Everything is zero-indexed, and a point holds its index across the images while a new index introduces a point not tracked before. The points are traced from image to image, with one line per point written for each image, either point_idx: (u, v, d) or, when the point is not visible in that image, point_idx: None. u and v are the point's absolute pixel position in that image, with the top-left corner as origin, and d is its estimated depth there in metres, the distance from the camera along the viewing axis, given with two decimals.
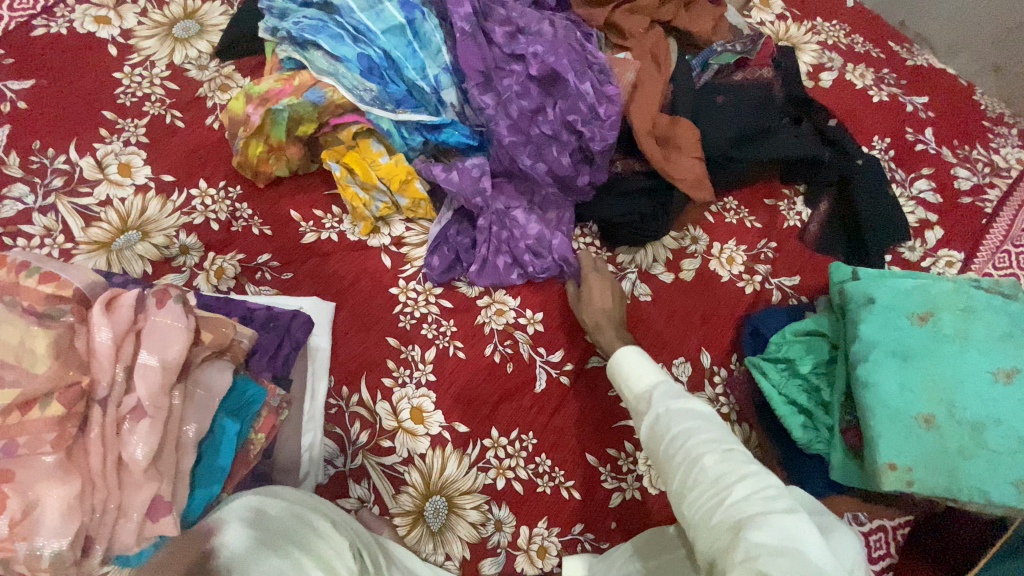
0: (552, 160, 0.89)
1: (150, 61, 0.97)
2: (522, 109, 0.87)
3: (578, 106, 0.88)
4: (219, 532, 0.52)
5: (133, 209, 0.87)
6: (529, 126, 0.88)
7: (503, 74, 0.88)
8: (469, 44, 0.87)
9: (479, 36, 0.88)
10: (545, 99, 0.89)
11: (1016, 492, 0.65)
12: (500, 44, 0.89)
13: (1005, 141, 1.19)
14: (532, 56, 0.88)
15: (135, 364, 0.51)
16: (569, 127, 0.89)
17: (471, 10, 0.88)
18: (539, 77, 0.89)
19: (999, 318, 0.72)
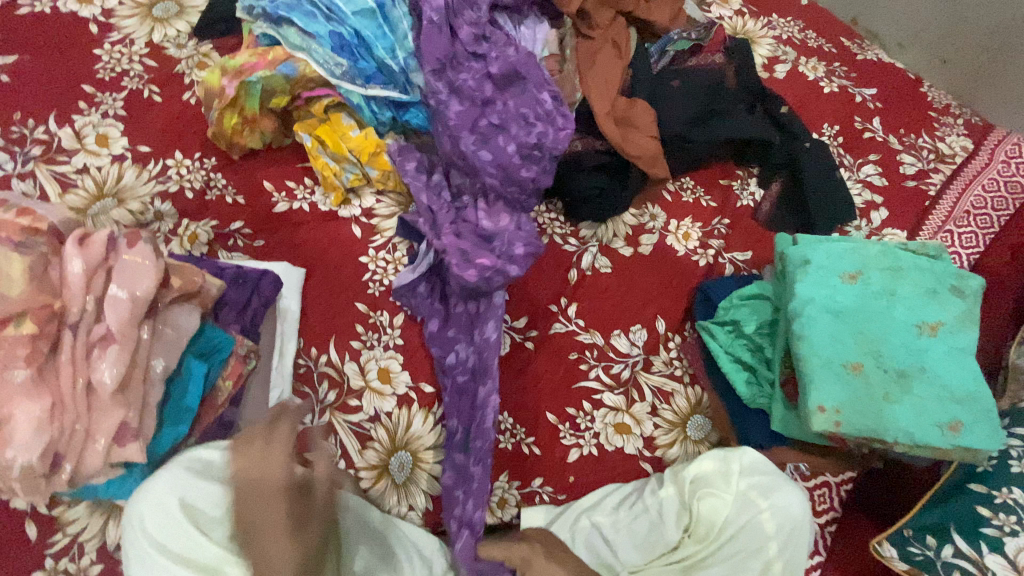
0: (501, 153, 0.90)
1: (130, 39, 1.01)
2: (472, 102, 0.91)
3: (531, 108, 0.93)
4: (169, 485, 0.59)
5: (109, 177, 0.90)
6: (483, 125, 0.91)
7: (460, 70, 0.92)
8: (434, 34, 0.91)
9: (444, 29, 0.92)
10: (500, 101, 0.93)
11: (940, 434, 0.70)
12: (464, 41, 0.93)
13: (949, 130, 1.26)
14: (490, 61, 0.93)
15: (106, 296, 0.55)
16: (522, 126, 0.91)
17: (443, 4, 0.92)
18: (496, 78, 0.93)
19: (924, 277, 0.78)
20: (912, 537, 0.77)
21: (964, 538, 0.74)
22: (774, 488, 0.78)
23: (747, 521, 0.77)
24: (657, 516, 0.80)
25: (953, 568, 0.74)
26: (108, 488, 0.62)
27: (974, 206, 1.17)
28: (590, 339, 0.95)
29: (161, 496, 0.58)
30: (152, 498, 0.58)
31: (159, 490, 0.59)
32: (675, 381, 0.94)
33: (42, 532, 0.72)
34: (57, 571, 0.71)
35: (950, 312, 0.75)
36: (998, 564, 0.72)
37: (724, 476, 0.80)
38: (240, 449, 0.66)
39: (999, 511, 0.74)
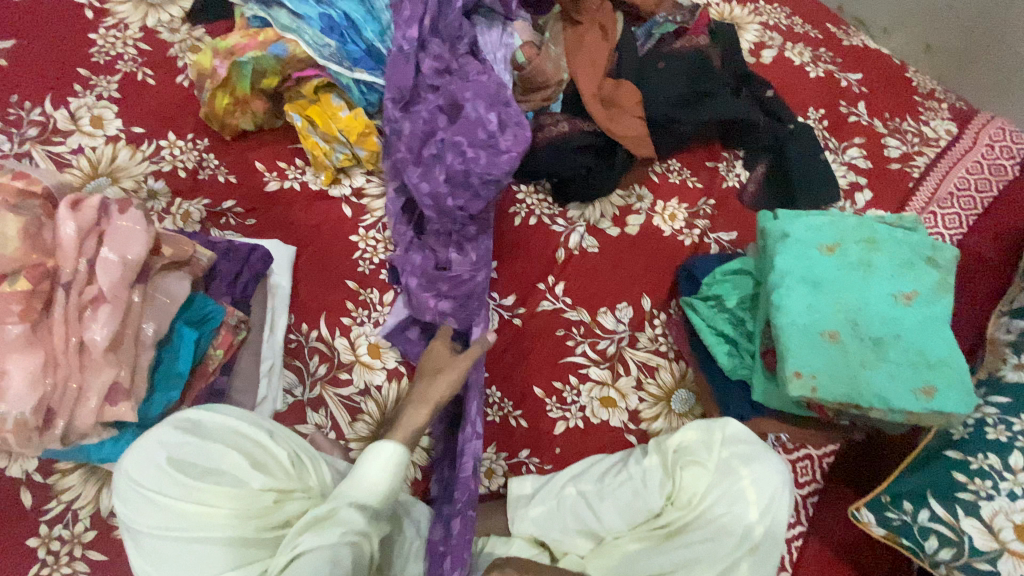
0: (437, 186, 0.87)
1: (124, 24, 1.02)
2: (418, 135, 0.90)
3: (474, 135, 0.89)
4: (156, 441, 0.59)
5: (103, 157, 0.91)
6: (433, 156, 0.89)
7: (418, 102, 0.92)
8: (400, 64, 0.90)
9: (410, 59, 0.91)
10: (452, 132, 0.90)
11: (914, 399, 0.72)
12: (427, 75, 0.92)
13: (934, 114, 1.28)
14: (445, 92, 0.91)
15: (97, 259, 0.56)
16: (468, 159, 0.87)
17: (416, 35, 0.91)
18: (447, 109, 0.91)
19: (900, 249, 0.80)
20: (889, 504, 0.79)
21: (941, 503, 0.76)
22: (754, 457, 0.79)
23: (728, 487, 0.78)
24: (640, 484, 0.80)
25: (929, 532, 0.75)
26: (101, 449, 0.64)
27: (958, 188, 1.19)
28: (577, 317, 0.97)
29: (148, 451, 0.58)
30: (140, 452, 0.58)
31: (149, 443, 0.59)
32: (661, 356, 0.96)
33: (37, 500, 0.74)
34: (51, 537, 0.72)
35: (925, 282, 0.77)
36: (973, 527, 0.73)
37: (706, 445, 0.81)
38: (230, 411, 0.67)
39: (975, 476, 0.75)
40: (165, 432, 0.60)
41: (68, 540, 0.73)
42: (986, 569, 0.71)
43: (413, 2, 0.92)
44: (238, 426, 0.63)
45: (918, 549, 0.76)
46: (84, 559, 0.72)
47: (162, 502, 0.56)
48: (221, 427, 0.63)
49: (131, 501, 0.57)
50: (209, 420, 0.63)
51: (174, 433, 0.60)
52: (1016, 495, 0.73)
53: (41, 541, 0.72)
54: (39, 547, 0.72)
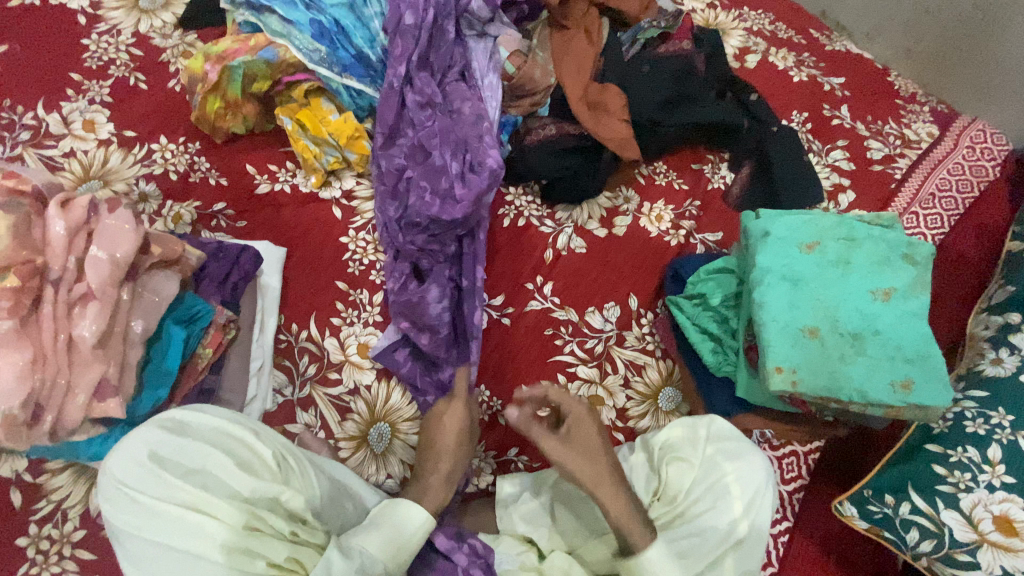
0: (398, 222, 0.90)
1: (117, 30, 1.04)
2: (395, 172, 0.92)
3: (439, 178, 0.90)
4: (139, 439, 0.60)
5: (95, 161, 0.93)
6: (407, 193, 0.91)
7: (400, 136, 0.94)
8: (384, 103, 0.92)
9: (392, 98, 0.92)
10: (426, 171, 0.91)
11: (892, 392, 0.74)
12: (410, 111, 0.93)
13: (916, 117, 1.30)
14: (421, 130, 0.93)
15: (86, 257, 0.58)
16: (442, 198, 0.89)
17: (402, 73, 0.93)
18: (422, 147, 0.92)
19: (879, 246, 0.81)
20: (872, 497, 0.80)
21: (922, 496, 0.77)
22: (740, 453, 0.78)
23: (712, 483, 0.77)
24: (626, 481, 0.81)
25: (911, 525, 0.76)
26: (89, 447, 0.64)
27: (939, 188, 1.21)
28: (565, 316, 0.98)
29: (132, 450, 0.59)
30: (125, 451, 0.60)
31: (135, 442, 0.60)
32: (648, 354, 0.97)
33: (27, 499, 0.74)
34: (40, 537, 0.73)
35: (902, 279, 0.79)
36: (953, 519, 0.74)
37: (691, 441, 0.81)
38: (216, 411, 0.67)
39: (955, 469, 0.77)
40: (151, 431, 0.61)
41: (57, 539, 0.73)
42: (966, 560, 0.73)
43: (404, 39, 0.93)
44: (223, 425, 0.64)
45: (900, 542, 0.77)
46: (73, 559, 0.72)
47: (145, 499, 0.57)
48: (207, 427, 0.64)
49: (118, 500, 0.58)
50: (195, 421, 0.64)
51: (159, 432, 0.61)
52: (995, 487, 0.74)
53: (31, 540, 0.72)
54: (28, 546, 0.72)
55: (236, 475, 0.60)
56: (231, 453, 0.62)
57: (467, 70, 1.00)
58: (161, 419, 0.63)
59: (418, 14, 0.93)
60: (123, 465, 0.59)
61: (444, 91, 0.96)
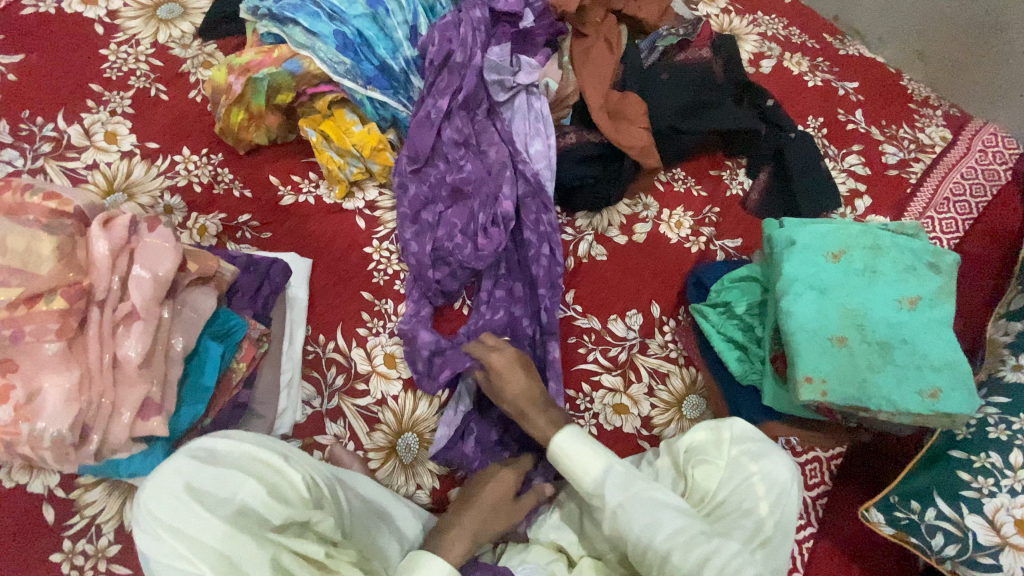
0: (424, 250, 0.90)
1: (135, 39, 1.03)
2: (427, 205, 0.93)
3: (472, 218, 0.93)
4: (172, 471, 0.60)
5: (119, 173, 0.92)
6: (437, 225, 0.92)
7: (434, 168, 0.95)
8: (421, 132, 0.93)
9: (430, 128, 0.94)
10: (463, 209, 0.93)
11: (920, 401, 0.74)
12: (447, 144, 0.95)
13: (929, 121, 1.30)
14: (451, 169, 0.95)
15: (129, 276, 0.58)
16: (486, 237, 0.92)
17: (446, 108, 0.95)
18: (455, 185, 0.94)
19: (904, 254, 0.82)
20: (897, 503, 0.80)
21: (946, 502, 0.77)
22: (763, 453, 0.77)
23: (738, 483, 0.75)
24: None
25: (936, 530, 0.76)
26: (130, 464, 0.64)
27: (953, 193, 1.21)
28: (588, 324, 0.98)
29: (164, 481, 0.59)
30: (157, 483, 0.59)
31: (168, 473, 0.60)
32: (670, 362, 0.97)
33: (61, 515, 0.74)
34: (75, 552, 0.73)
35: (927, 287, 0.80)
36: (977, 524, 0.75)
37: (715, 443, 0.79)
38: (246, 437, 0.68)
39: (978, 475, 0.77)
40: (182, 461, 0.61)
41: (92, 554, 0.73)
42: (989, 563, 0.73)
43: (450, 74, 0.95)
44: (253, 451, 0.65)
45: (925, 547, 0.77)
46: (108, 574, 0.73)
47: (178, 530, 0.57)
48: (237, 455, 0.65)
49: (152, 533, 0.58)
50: (224, 448, 0.64)
51: (192, 462, 0.61)
52: (1017, 491, 0.75)
53: (65, 556, 0.72)
54: (63, 562, 0.72)
55: (269, 502, 0.61)
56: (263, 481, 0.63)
57: (493, 107, 1.01)
58: (193, 448, 0.63)
59: (467, 53, 0.96)
60: (154, 499, 0.58)
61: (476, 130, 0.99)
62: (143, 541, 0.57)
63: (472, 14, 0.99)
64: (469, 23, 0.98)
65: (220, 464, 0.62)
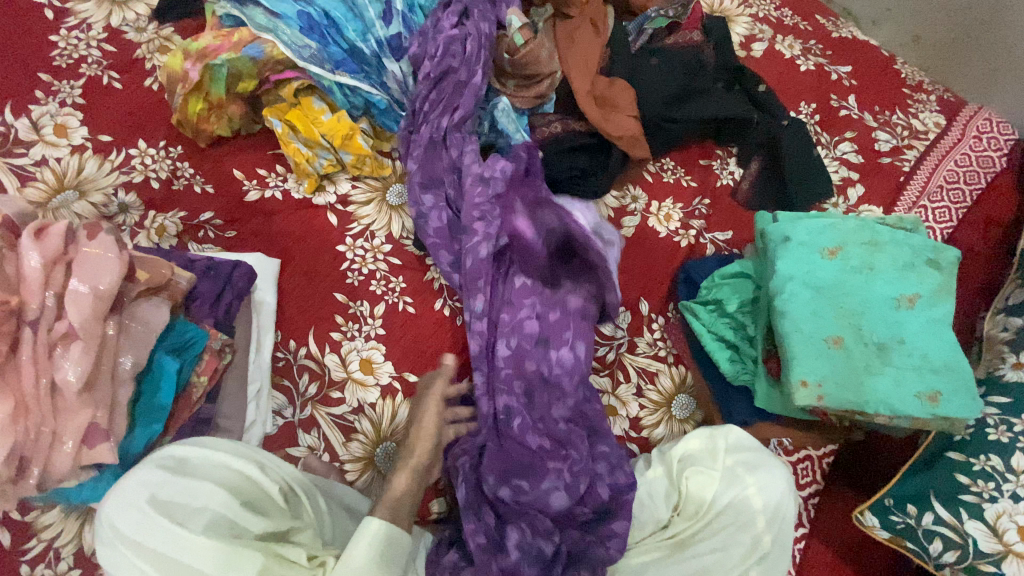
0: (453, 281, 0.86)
1: (87, 24, 0.95)
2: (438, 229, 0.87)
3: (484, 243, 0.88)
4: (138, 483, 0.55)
5: (69, 169, 0.86)
6: (461, 261, 0.86)
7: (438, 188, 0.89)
8: (426, 157, 0.89)
9: (435, 150, 0.89)
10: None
11: (919, 405, 0.72)
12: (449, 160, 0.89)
13: (923, 106, 1.26)
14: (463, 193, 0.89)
15: (65, 292, 0.53)
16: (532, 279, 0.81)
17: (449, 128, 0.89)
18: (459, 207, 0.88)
19: (902, 250, 0.79)
20: (893, 507, 0.78)
21: (944, 506, 0.75)
22: (760, 465, 0.73)
23: (733, 496, 0.73)
24: (646, 497, 0.75)
25: (934, 535, 0.75)
26: (80, 492, 0.60)
27: (947, 180, 1.18)
28: None
29: (128, 494, 0.54)
30: (120, 497, 0.54)
31: (132, 484, 0.55)
32: (660, 360, 0.93)
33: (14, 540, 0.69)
34: None
35: (927, 284, 0.77)
36: (977, 529, 0.73)
37: (711, 453, 0.75)
38: (216, 444, 0.63)
39: (978, 478, 0.75)
40: (148, 471, 0.56)
41: None
42: (991, 571, 0.71)
43: (448, 89, 0.89)
44: (228, 459, 0.60)
45: (922, 552, 0.75)
46: None
47: (149, 546, 0.53)
48: (208, 462, 0.60)
49: (118, 551, 0.54)
50: (193, 457, 0.59)
51: (158, 474, 0.56)
52: (1019, 496, 0.73)
53: None
54: None
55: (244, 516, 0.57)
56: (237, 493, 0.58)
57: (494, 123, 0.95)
58: (160, 456, 0.58)
59: (471, 71, 0.89)
60: (121, 516, 0.54)
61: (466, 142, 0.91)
62: (110, 557, 0.53)
63: (479, 26, 0.91)
64: (476, 39, 0.90)
65: (190, 474, 0.58)
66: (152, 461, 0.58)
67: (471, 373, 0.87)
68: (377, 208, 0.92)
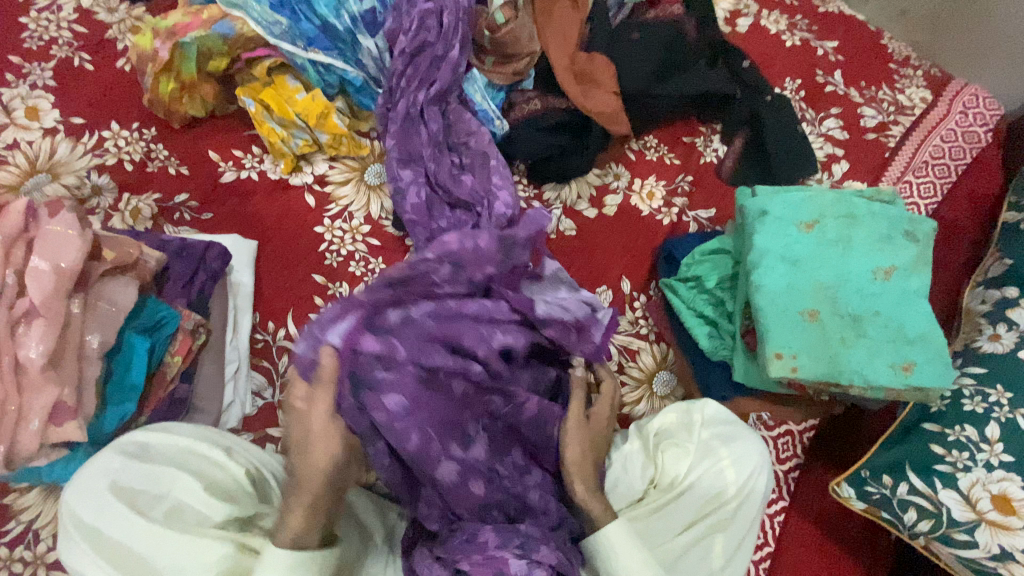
0: None
1: (56, 5, 0.94)
2: (417, 206, 0.86)
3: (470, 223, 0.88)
4: (98, 470, 0.55)
5: (41, 152, 0.84)
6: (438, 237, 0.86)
7: (414, 166, 0.88)
8: (407, 130, 0.88)
9: (416, 125, 0.89)
10: (464, 215, 0.89)
11: (893, 375, 0.72)
12: (435, 135, 0.89)
13: (910, 81, 1.25)
14: (442, 167, 0.89)
15: (27, 270, 0.53)
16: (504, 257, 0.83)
17: (429, 97, 0.90)
18: (441, 183, 0.88)
19: (878, 223, 0.79)
20: (869, 478, 0.78)
21: (919, 476, 0.76)
22: (734, 437, 0.74)
23: (707, 468, 0.72)
24: (621, 470, 0.76)
25: (909, 505, 0.76)
26: (54, 470, 0.60)
27: (932, 156, 1.16)
28: None
29: (89, 482, 0.54)
30: (82, 485, 0.54)
31: (94, 472, 0.55)
32: (642, 339, 0.93)
33: None
34: (12, 559, 0.67)
35: (902, 257, 0.77)
36: (950, 499, 0.74)
37: (686, 427, 0.76)
38: (185, 430, 0.62)
39: (953, 449, 0.76)
40: (111, 459, 0.56)
41: (30, 561, 0.67)
42: (963, 539, 0.72)
43: (420, 63, 0.89)
44: (192, 445, 0.60)
45: (898, 521, 0.77)
46: None
47: (105, 535, 0.52)
48: (173, 449, 0.59)
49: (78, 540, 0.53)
50: (159, 444, 0.59)
51: (119, 460, 0.56)
52: (993, 466, 0.73)
53: (2, 564, 0.67)
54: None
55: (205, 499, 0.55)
56: (199, 476, 0.57)
57: (466, 97, 0.96)
58: (123, 443, 0.58)
59: (448, 46, 0.90)
60: (80, 502, 0.53)
61: (449, 122, 0.93)
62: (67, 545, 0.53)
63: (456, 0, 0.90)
64: (452, 12, 0.90)
65: (152, 460, 0.57)
66: (114, 448, 0.57)
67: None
68: (356, 188, 0.91)
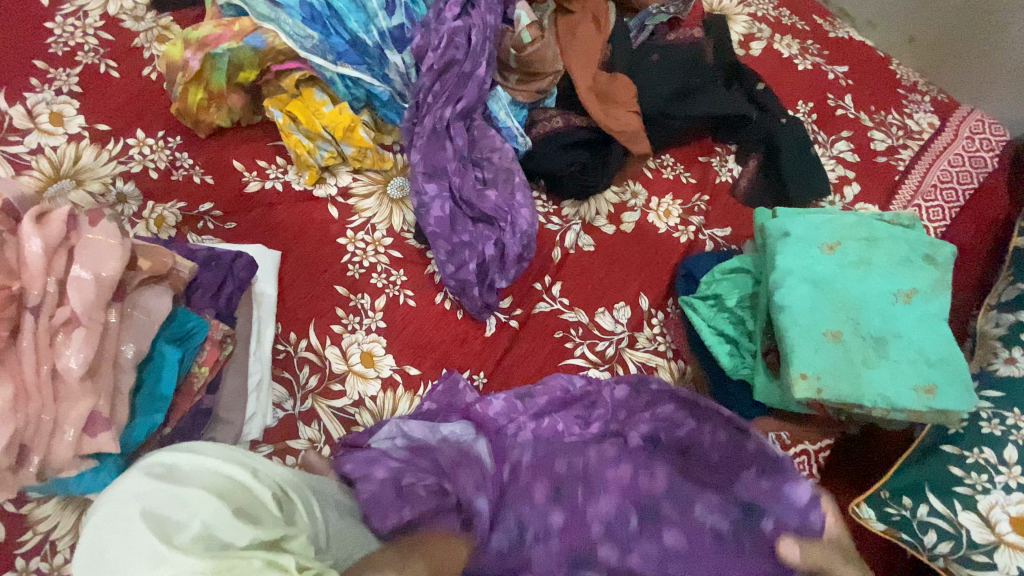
0: (465, 272, 0.86)
1: (83, 12, 0.94)
2: (439, 218, 0.87)
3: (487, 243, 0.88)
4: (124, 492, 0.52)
5: (66, 158, 0.84)
6: (456, 251, 0.87)
7: (436, 179, 0.88)
8: (433, 144, 0.89)
9: (443, 140, 0.89)
10: (486, 229, 0.90)
11: (915, 397, 0.73)
12: (460, 147, 0.91)
13: (918, 107, 1.27)
14: (465, 181, 0.90)
15: (67, 279, 0.55)
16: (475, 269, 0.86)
17: (455, 113, 0.91)
18: (464, 196, 0.89)
19: (899, 246, 0.81)
20: (888, 499, 0.79)
21: (939, 497, 0.76)
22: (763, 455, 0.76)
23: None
24: None
25: (929, 527, 0.75)
26: (82, 482, 0.60)
27: (940, 180, 1.18)
28: (575, 317, 0.92)
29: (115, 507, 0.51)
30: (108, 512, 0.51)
31: (117, 497, 0.52)
32: (660, 355, 0.92)
33: (11, 532, 0.67)
34: (29, 571, 0.66)
35: (922, 280, 0.78)
36: (970, 520, 0.74)
37: None
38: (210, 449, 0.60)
39: (972, 471, 0.76)
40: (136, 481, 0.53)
41: (48, 573, 0.66)
42: (983, 560, 0.72)
43: (445, 79, 0.90)
44: (217, 465, 0.57)
45: (917, 542, 0.76)
46: None
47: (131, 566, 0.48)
48: (199, 470, 0.56)
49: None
50: (185, 463, 0.56)
51: (147, 481, 0.53)
52: (1012, 488, 0.74)
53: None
54: None
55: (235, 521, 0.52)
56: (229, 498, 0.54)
57: (490, 114, 0.97)
58: (148, 464, 0.55)
59: (475, 63, 0.91)
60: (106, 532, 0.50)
61: (473, 139, 0.94)
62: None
63: (484, 18, 0.91)
64: (480, 29, 0.90)
65: (180, 480, 0.54)
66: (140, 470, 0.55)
67: (472, 367, 0.87)
68: (378, 200, 0.92)
